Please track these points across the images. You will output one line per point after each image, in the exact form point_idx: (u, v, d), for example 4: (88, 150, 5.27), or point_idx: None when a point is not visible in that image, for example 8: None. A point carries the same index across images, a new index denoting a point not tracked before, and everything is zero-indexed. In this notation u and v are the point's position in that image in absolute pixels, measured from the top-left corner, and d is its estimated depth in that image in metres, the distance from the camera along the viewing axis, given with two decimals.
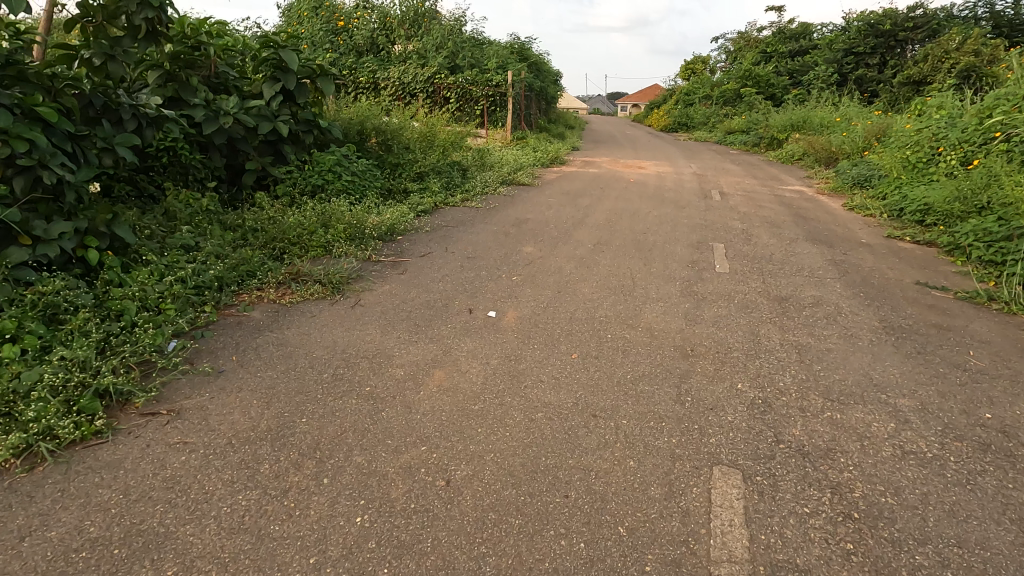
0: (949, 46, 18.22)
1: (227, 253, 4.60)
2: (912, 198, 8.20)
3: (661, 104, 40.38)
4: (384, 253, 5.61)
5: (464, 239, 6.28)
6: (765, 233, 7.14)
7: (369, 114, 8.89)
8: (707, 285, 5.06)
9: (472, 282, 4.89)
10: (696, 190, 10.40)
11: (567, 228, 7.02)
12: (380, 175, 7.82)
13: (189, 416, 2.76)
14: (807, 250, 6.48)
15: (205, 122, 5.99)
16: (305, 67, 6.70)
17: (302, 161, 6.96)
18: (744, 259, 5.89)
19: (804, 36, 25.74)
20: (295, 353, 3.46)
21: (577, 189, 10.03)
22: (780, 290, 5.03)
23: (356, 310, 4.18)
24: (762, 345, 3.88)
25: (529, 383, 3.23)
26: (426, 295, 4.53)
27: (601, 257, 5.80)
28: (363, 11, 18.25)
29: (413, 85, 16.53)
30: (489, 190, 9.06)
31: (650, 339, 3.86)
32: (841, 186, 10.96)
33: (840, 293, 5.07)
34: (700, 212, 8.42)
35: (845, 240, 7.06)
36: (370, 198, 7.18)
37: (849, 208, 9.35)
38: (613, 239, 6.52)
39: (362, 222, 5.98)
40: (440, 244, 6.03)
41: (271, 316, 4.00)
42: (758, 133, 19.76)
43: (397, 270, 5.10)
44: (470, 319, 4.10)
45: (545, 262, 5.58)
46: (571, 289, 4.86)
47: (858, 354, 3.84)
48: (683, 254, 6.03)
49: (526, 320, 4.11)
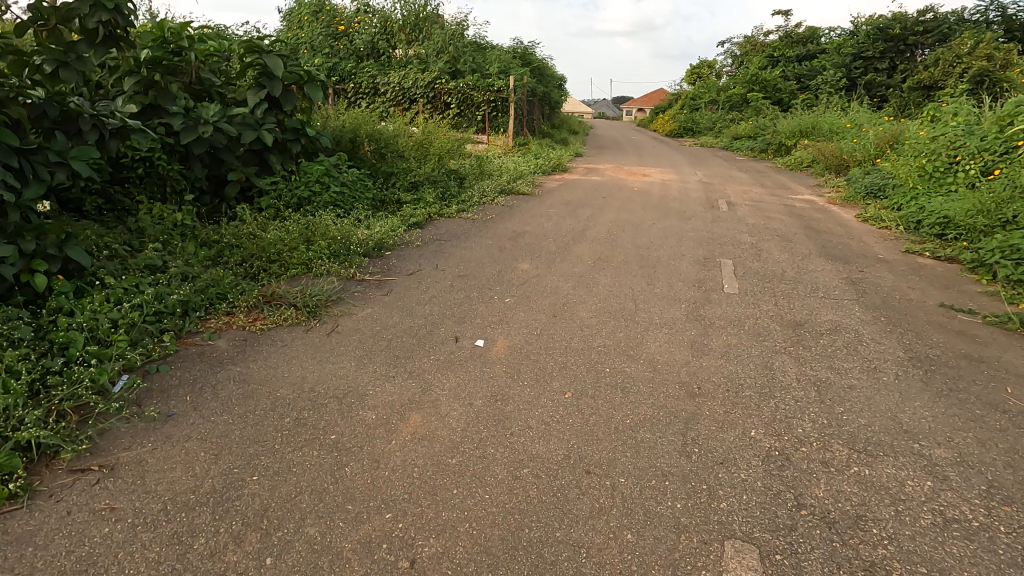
0: (961, 51, 17.85)
1: (196, 273, 4.28)
2: (930, 211, 7.81)
3: (666, 108, 39.98)
4: (370, 271, 5.28)
5: (457, 255, 5.94)
6: (776, 248, 6.77)
7: (364, 121, 8.59)
8: (714, 308, 4.70)
9: (462, 305, 4.54)
10: (702, 200, 10.03)
11: (567, 242, 6.67)
12: (372, 186, 7.50)
13: (124, 473, 2.43)
14: (821, 267, 6.11)
15: (183, 131, 5.70)
16: (291, 74, 6.40)
17: (289, 172, 6.65)
18: (754, 278, 5.52)
19: (811, 40, 25.40)
20: (257, 391, 3.12)
21: (579, 198, 9.69)
22: (794, 314, 4.67)
23: (332, 339, 3.84)
24: (776, 381, 3.51)
25: (515, 429, 2.88)
26: (410, 320, 4.18)
27: (601, 276, 5.45)
28: (363, 16, 18.04)
29: (413, 90, 16.26)
30: (486, 200, 8.72)
31: (653, 374, 3.50)
32: (853, 195, 10.56)
33: (859, 318, 4.70)
34: (707, 224, 8.06)
35: (861, 256, 6.68)
36: (360, 210, 6.85)
37: (863, 219, 8.96)
38: (615, 255, 6.17)
39: (348, 237, 5.65)
40: (431, 261, 5.69)
41: (237, 346, 3.66)
42: (766, 139, 19.38)
43: (382, 292, 4.76)
44: (455, 349, 3.75)
45: (541, 281, 5.23)
46: (568, 313, 4.50)
47: (883, 392, 3.47)
48: (689, 272, 5.67)
49: (517, 351, 3.76)
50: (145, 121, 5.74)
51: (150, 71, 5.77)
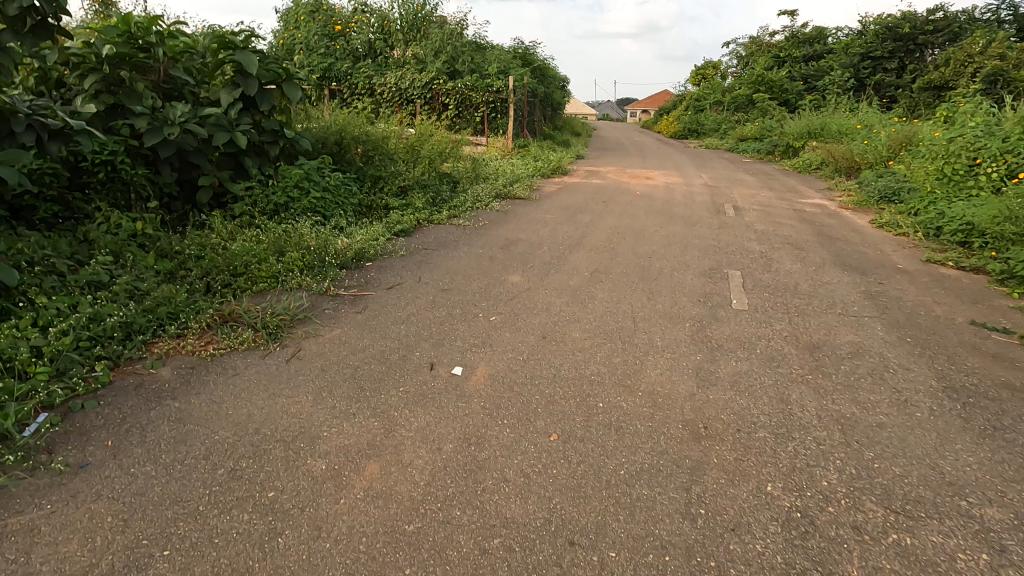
0: (974, 49, 17.32)
1: (147, 290, 3.88)
2: (951, 217, 7.33)
3: (671, 109, 39.42)
4: (346, 285, 4.85)
5: (443, 266, 5.51)
6: (787, 258, 6.31)
7: (351, 122, 8.17)
8: (721, 328, 4.25)
9: (442, 324, 4.11)
10: (708, 204, 9.57)
11: (562, 251, 6.22)
12: (357, 191, 7.07)
13: (6, 547, 2.01)
14: (836, 279, 5.64)
15: (148, 133, 5.31)
16: (268, 71, 6.00)
17: (266, 176, 6.24)
18: (765, 293, 5.07)
19: (818, 40, 24.86)
20: (192, 433, 2.70)
21: (579, 203, 9.24)
22: (810, 335, 4.21)
23: (291, 366, 3.41)
24: (794, 418, 3.07)
25: (488, 484, 2.44)
26: (382, 344, 3.75)
27: (598, 289, 5.01)
28: (360, 16, 17.66)
29: (410, 91, 15.88)
30: (480, 206, 8.28)
31: (652, 411, 3.05)
32: (866, 200, 10.07)
33: (883, 339, 4.24)
34: (713, 230, 7.60)
35: (879, 267, 6.20)
36: (343, 217, 6.43)
37: (878, 225, 8.49)
38: (614, 266, 5.72)
39: (324, 247, 5.23)
40: (415, 273, 5.26)
41: (182, 375, 3.24)
42: (772, 140, 18.88)
43: (356, 309, 4.34)
44: (429, 379, 3.32)
45: (532, 295, 4.79)
46: (560, 333, 4.06)
47: (918, 432, 3.01)
48: (694, 285, 5.22)
49: (499, 381, 3.32)
50: (108, 122, 5.35)
51: (114, 69, 5.39)
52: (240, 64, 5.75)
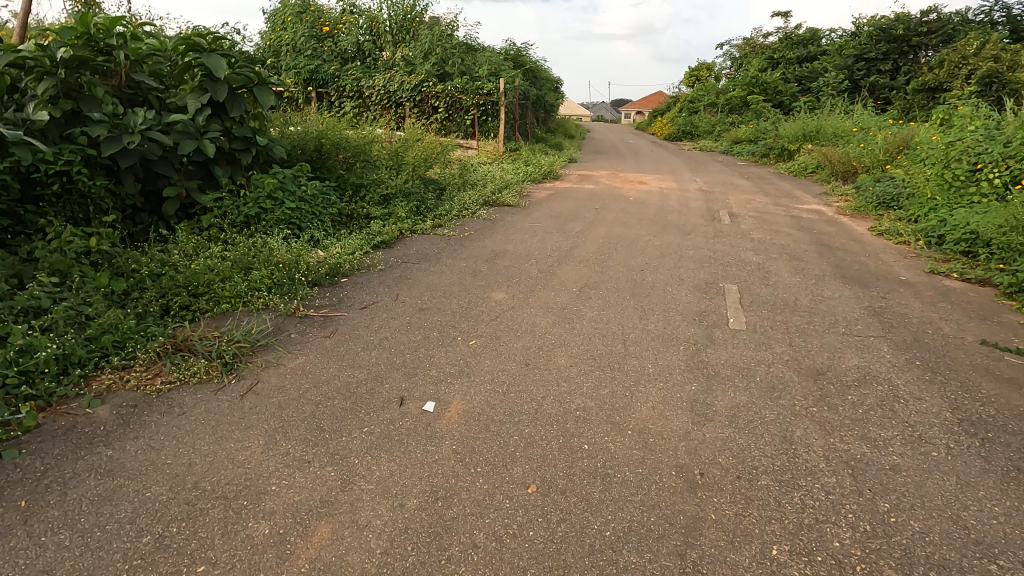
0: (967, 51, 17.17)
1: (93, 316, 3.55)
2: (954, 225, 7.07)
3: (666, 111, 39.22)
4: (316, 304, 4.53)
5: (423, 281, 5.20)
6: (785, 270, 6.04)
7: (331, 128, 7.85)
8: (718, 351, 3.96)
9: (416, 350, 3.80)
10: (702, 210, 9.30)
11: (550, 264, 5.92)
12: (336, 200, 6.76)
13: None
14: (838, 294, 5.36)
15: (106, 142, 4.98)
16: (239, 75, 5.71)
17: (238, 186, 5.92)
18: (763, 311, 4.78)
19: (812, 42, 24.68)
20: (120, 490, 2.38)
21: (570, 210, 8.96)
22: (813, 359, 3.92)
23: (245, 403, 3.09)
24: (800, 460, 2.77)
25: (453, 552, 2.13)
26: (349, 374, 3.44)
27: (586, 307, 4.71)
28: (349, 17, 17.32)
29: (399, 93, 15.57)
30: (466, 214, 7.97)
31: (642, 454, 2.75)
32: (864, 206, 9.82)
33: (890, 362, 3.95)
34: (708, 239, 7.32)
35: (882, 279, 5.92)
36: (319, 229, 6.10)
37: (877, 232, 8.23)
38: (604, 281, 5.42)
39: (295, 262, 4.90)
40: (392, 290, 4.95)
41: (121, 416, 2.91)
42: (767, 143, 18.66)
43: (324, 332, 4.01)
44: (397, 417, 3.00)
45: (516, 315, 4.49)
46: (543, 360, 3.75)
47: (937, 476, 2.71)
48: (689, 302, 4.93)
49: (475, 419, 3.01)
50: (65, 131, 5.01)
51: (71, 73, 5.05)
52: (207, 67, 5.44)
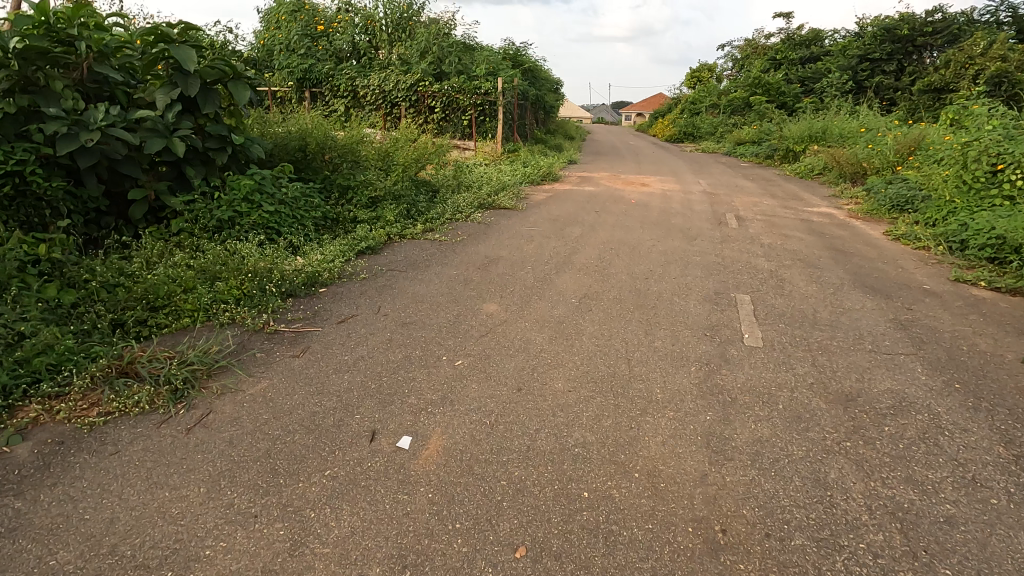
0: (975, 51, 16.77)
1: (28, 335, 3.13)
2: (976, 229, 6.65)
3: (667, 112, 38.78)
4: (289, 318, 4.11)
5: (409, 292, 4.78)
6: (800, 278, 5.62)
7: (316, 127, 7.44)
8: (734, 373, 3.53)
9: (395, 373, 3.37)
10: (708, 214, 8.88)
11: (547, 272, 5.49)
12: (320, 203, 6.35)
13: None
14: (859, 306, 4.94)
15: (63, 140, 4.55)
16: (213, 69, 5.30)
17: (212, 187, 5.49)
18: (780, 325, 4.36)
19: (814, 42, 24.25)
20: (20, 558, 1.95)
21: (569, 213, 8.54)
22: (841, 382, 3.49)
23: (190, 439, 2.65)
24: (839, 512, 2.35)
25: None
26: (317, 402, 3.01)
27: (586, 321, 4.29)
28: (344, 15, 16.92)
29: (394, 93, 15.19)
30: (460, 217, 7.56)
31: (652, 506, 2.33)
32: (877, 209, 9.40)
33: (926, 386, 3.53)
34: (715, 245, 6.90)
35: (904, 289, 5.50)
36: (300, 234, 5.69)
37: (893, 237, 7.81)
38: (605, 291, 5.00)
39: (268, 272, 4.47)
40: (374, 301, 4.52)
41: (40, 457, 2.48)
42: (771, 144, 18.25)
43: (293, 350, 3.59)
44: (366, 457, 2.58)
45: (509, 331, 4.07)
46: (538, 384, 3.33)
47: (1002, 531, 2.29)
48: (698, 315, 4.51)
49: (456, 459, 2.59)
50: (21, 128, 4.61)
51: (28, 65, 4.64)
52: (176, 60, 5.03)
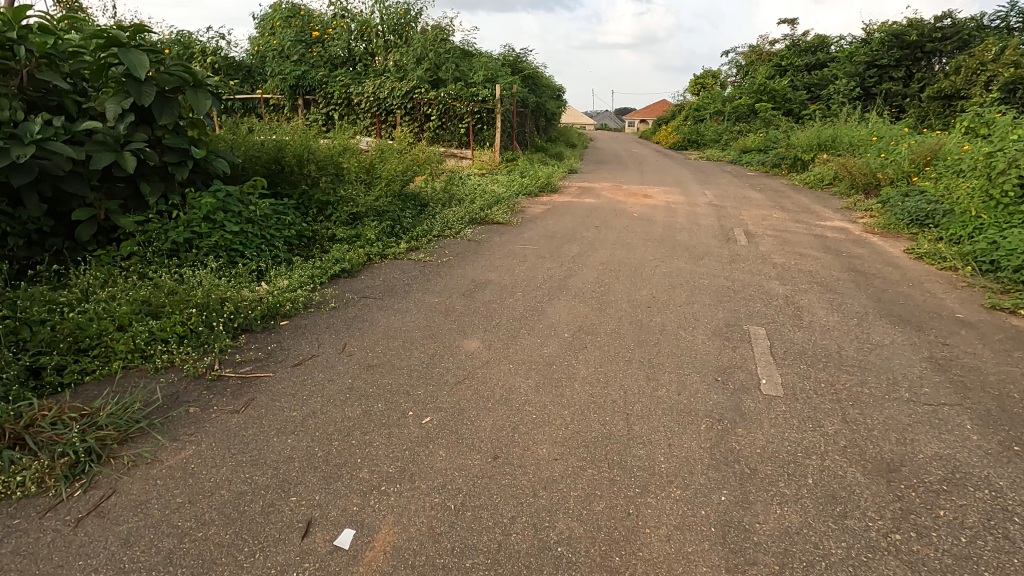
0: (987, 57, 16.17)
1: None
2: (1009, 250, 6.08)
3: (671, 119, 38.26)
4: (238, 359, 3.58)
5: (382, 325, 4.26)
6: (819, 307, 5.08)
7: (295, 139, 6.96)
8: (751, 434, 2.99)
9: (349, 435, 2.84)
10: (715, 229, 8.35)
11: (539, 300, 4.95)
12: (293, 221, 5.84)
13: None
14: (888, 341, 4.38)
15: None
16: (170, 76, 4.82)
17: (171, 206, 4.99)
18: (802, 368, 3.82)
19: (820, 48, 23.64)
20: None
21: (567, 228, 8.03)
22: (879, 445, 2.95)
23: (76, 535, 2.13)
24: None
25: None
26: (248, 478, 2.48)
27: (579, 363, 3.76)
28: (339, 21, 16.50)
29: (389, 101, 14.75)
30: (448, 234, 7.04)
31: None
32: (894, 224, 8.84)
33: (980, 450, 2.97)
34: (724, 265, 6.37)
35: (936, 320, 4.94)
36: (269, 257, 5.19)
37: (915, 255, 7.26)
38: (602, 323, 4.46)
39: (221, 304, 3.95)
40: (340, 337, 4.00)
41: None
42: (778, 153, 17.71)
43: (233, 404, 3.07)
44: (294, 562, 2.05)
45: (489, 375, 3.54)
46: (518, 449, 2.79)
47: None
48: (707, 354, 3.98)
49: (406, 566, 2.05)
50: None
51: None
52: (127, 66, 4.54)
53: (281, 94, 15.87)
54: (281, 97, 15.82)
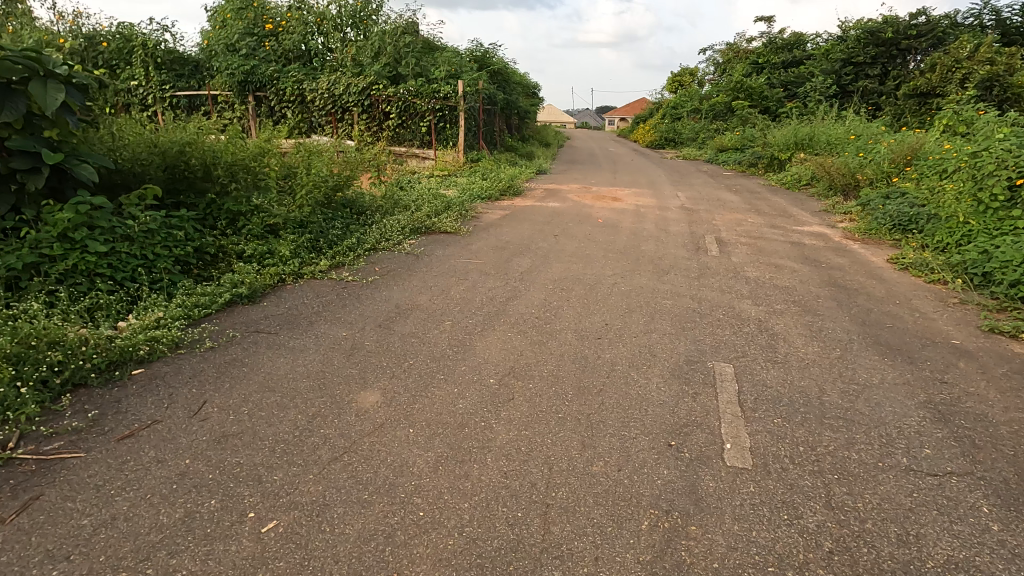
0: (962, 53, 15.80)
1: None
2: (1003, 261, 5.45)
3: (649, 117, 37.73)
4: (47, 432, 2.71)
5: (263, 372, 3.42)
6: (796, 334, 4.39)
7: (205, 139, 6.08)
8: (708, 535, 2.24)
9: (145, 559, 2.02)
10: (685, 237, 7.65)
11: (469, 332, 4.18)
12: (188, 237, 4.98)
13: None
14: (877, 380, 3.68)
15: None
16: (8, 62, 3.92)
17: (20, 223, 4.10)
18: (775, 423, 3.10)
19: (797, 45, 23.13)
20: None
21: (523, 237, 7.26)
22: (876, 550, 2.21)
23: None
24: None
25: None
26: None
27: (499, 424, 2.98)
28: (294, 13, 15.45)
29: (345, 98, 13.90)
30: (384, 247, 6.23)
31: None
32: (876, 229, 8.25)
33: (1006, 549, 2.24)
34: (692, 281, 5.65)
35: (929, 349, 4.26)
36: (148, 282, 4.34)
37: (899, 265, 6.65)
38: (538, 363, 3.69)
39: (43, 354, 3.08)
40: (200, 393, 3.15)
41: None
42: (754, 151, 17.17)
43: (3, 510, 2.22)
44: None
45: (378, 446, 2.74)
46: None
47: None
48: (661, 404, 3.23)
49: None
50: None
51: None
52: None
53: (229, 91, 14.86)
54: (230, 94, 14.79)
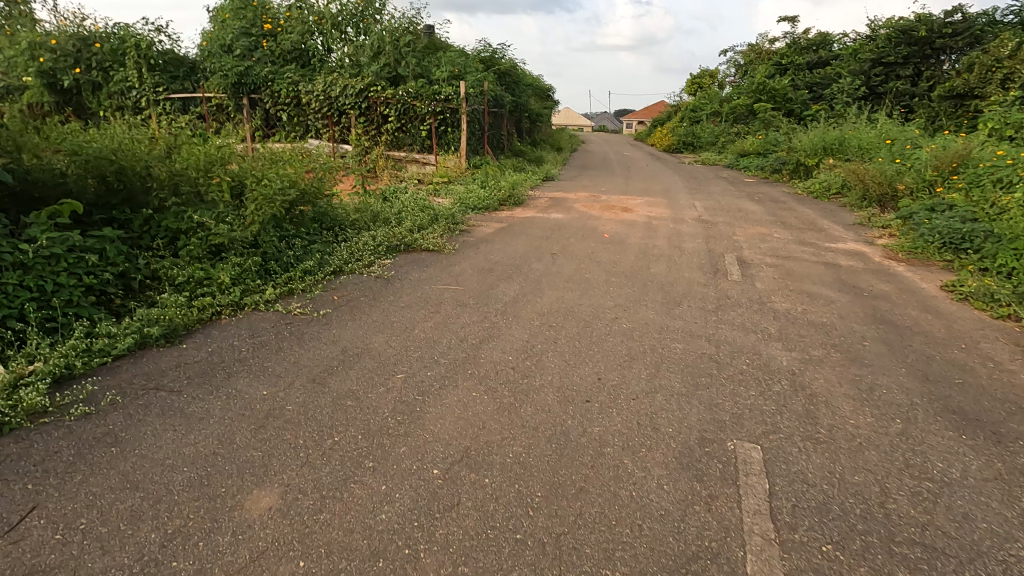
0: (1003, 52, 14.38)
1: None
2: None
3: (667, 120, 36.49)
4: None
5: (136, 455, 2.60)
6: (841, 397, 3.43)
7: (146, 144, 5.31)
8: None
9: None
10: (701, 256, 6.72)
11: (424, 391, 3.30)
12: (105, 261, 4.20)
13: None
14: (958, 475, 2.73)
15: None
16: None
17: None
18: (824, 555, 2.17)
19: (823, 45, 21.88)
20: None
21: (516, 256, 6.39)
22: None
23: None
24: None
25: None
26: None
27: (428, 555, 2.10)
28: (293, 12, 14.76)
29: (341, 100, 13.22)
30: (350, 268, 5.42)
31: None
32: (921, 248, 7.20)
33: None
34: (709, 316, 4.72)
35: (1017, 419, 3.27)
36: (38, 320, 3.56)
37: (956, 294, 5.63)
38: (503, 443, 2.81)
39: None
40: (32, 493, 2.33)
41: None
42: (778, 157, 16.08)
43: None
44: None
45: None
46: None
47: None
48: (663, 518, 2.32)
49: None
50: None
51: None
52: None
53: (224, 93, 14.27)
54: (224, 97, 14.24)
